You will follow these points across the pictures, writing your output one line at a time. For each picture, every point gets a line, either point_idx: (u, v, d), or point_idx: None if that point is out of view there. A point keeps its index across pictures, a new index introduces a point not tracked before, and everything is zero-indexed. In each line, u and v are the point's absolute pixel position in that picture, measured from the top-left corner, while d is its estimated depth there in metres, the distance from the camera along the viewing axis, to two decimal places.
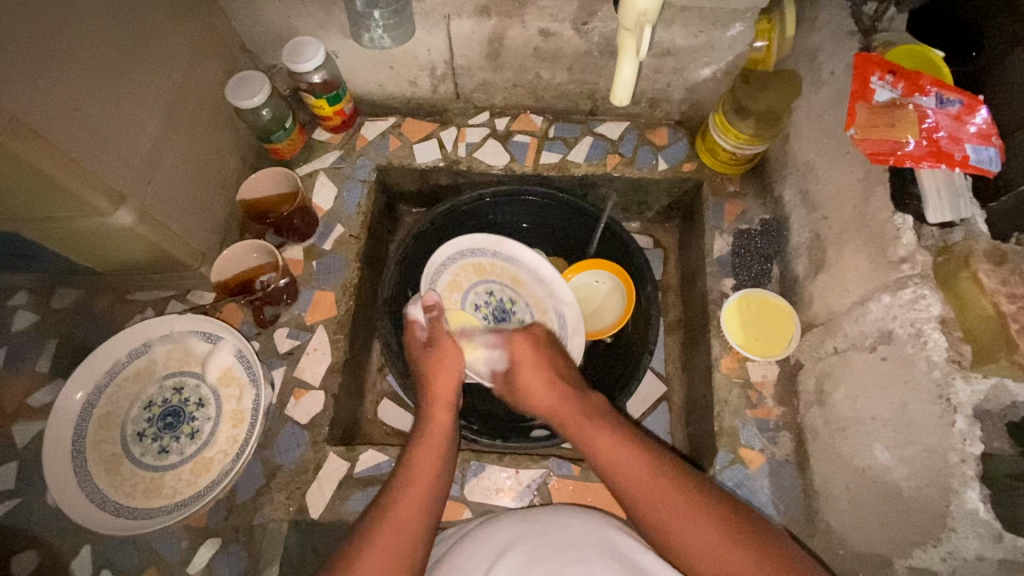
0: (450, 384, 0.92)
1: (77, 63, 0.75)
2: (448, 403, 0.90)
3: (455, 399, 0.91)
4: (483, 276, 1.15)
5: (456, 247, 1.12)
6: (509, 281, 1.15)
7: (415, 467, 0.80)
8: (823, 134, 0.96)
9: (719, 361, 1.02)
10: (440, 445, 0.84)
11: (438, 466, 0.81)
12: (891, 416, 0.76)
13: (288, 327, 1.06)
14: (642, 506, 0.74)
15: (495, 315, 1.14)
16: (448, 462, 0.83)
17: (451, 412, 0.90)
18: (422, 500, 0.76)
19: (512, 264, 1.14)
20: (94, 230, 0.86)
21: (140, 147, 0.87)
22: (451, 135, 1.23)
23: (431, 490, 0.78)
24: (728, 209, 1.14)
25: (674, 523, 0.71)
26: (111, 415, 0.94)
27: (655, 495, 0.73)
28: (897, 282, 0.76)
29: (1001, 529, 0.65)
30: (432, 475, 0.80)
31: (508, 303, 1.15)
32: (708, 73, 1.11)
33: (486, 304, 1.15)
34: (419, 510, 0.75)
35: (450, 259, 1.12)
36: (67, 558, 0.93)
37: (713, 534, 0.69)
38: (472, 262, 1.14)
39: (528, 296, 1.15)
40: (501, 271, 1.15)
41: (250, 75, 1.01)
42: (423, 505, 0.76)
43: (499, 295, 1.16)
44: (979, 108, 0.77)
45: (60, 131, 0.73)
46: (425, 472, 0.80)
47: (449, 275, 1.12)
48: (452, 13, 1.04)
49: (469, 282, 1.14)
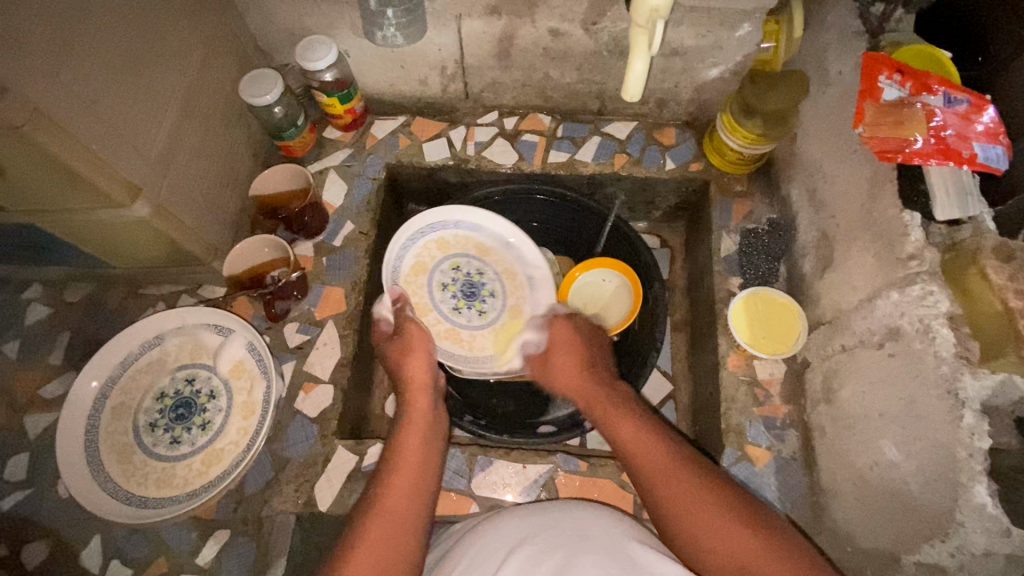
0: (424, 369, 0.93)
1: (96, 57, 0.76)
2: (424, 387, 0.91)
3: (428, 381, 0.92)
4: (447, 252, 1.16)
5: (411, 229, 1.12)
6: (474, 252, 1.16)
7: (400, 454, 0.81)
8: (830, 134, 0.97)
9: (726, 359, 1.03)
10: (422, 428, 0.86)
11: (424, 451, 0.83)
12: (898, 412, 0.77)
13: (299, 322, 1.07)
14: (651, 483, 0.75)
15: (464, 292, 1.14)
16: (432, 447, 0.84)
17: (429, 395, 0.91)
18: (409, 486, 0.77)
19: (474, 233, 1.16)
20: (111, 222, 0.88)
21: (157, 141, 0.89)
22: (460, 134, 1.24)
23: (422, 476, 0.79)
24: (736, 209, 1.14)
25: (676, 496, 0.72)
26: (124, 405, 0.95)
27: (657, 469, 0.75)
28: (905, 279, 0.77)
29: (1009, 524, 0.64)
30: (417, 460, 0.81)
31: (476, 277, 1.15)
32: (716, 73, 1.13)
33: (454, 281, 1.15)
34: (410, 496, 0.76)
35: (410, 245, 1.13)
36: (77, 548, 0.94)
37: (709, 507, 0.70)
38: (433, 239, 1.15)
39: (496, 267, 1.16)
40: (464, 243, 1.16)
41: (264, 73, 1.02)
42: (414, 489, 0.77)
43: (465, 270, 1.16)
44: (986, 108, 0.77)
45: (79, 122, 0.74)
46: (410, 458, 0.81)
47: (410, 258, 1.13)
48: (464, 13, 1.05)
49: (434, 261, 1.15)
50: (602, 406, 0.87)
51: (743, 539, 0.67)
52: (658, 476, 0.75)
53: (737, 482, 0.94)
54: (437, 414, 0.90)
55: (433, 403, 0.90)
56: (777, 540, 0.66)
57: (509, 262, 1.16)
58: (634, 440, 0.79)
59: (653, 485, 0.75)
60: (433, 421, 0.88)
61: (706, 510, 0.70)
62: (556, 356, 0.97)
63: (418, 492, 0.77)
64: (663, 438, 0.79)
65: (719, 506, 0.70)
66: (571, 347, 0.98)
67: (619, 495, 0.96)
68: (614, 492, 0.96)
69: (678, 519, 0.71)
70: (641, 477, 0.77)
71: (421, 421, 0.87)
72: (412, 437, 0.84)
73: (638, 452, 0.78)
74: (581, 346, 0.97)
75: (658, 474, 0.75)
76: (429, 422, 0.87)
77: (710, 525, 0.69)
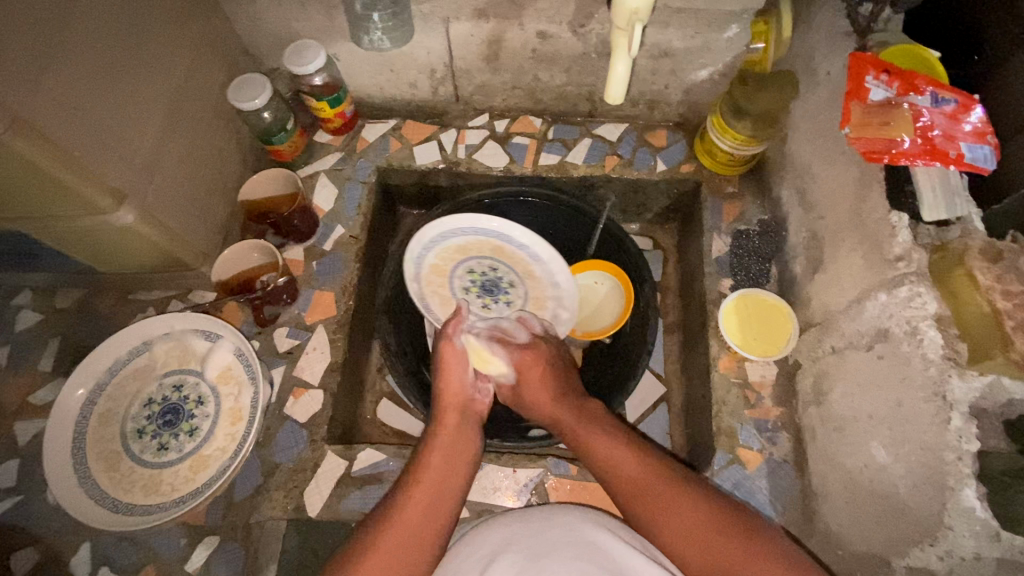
0: (458, 389, 0.90)
1: (78, 64, 0.76)
2: (457, 403, 0.88)
3: (462, 401, 0.89)
4: (495, 254, 1.13)
5: (473, 223, 1.09)
6: (519, 273, 1.13)
7: (425, 467, 0.79)
8: (819, 135, 0.96)
9: (717, 361, 1.02)
10: (449, 445, 0.83)
11: (449, 472, 0.80)
12: (887, 414, 0.76)
13: (288, 327, 1.07)
14: (632, 501, 0.74)
15: (485, 288, 1.14)
16: (455, 461, 0.81)
17: (466, 414, 0.88)
18: (428, 505, 0.75)
19: (530, 260, 1.12)
20: (97, 229, 0.87)
21: (142, 147, 0.88)
22: (451, 137, 1.24)
23: (442, 494, 0.77)
24: (726, 209, 1.14)
25: (661, 511, 0.71)
26: (111, 412, 0.95)
27: (643, 489, 0.74)
28: (893, 280, 0.76)
29: (998, 527, 0.64)
30: (445, 479, 0.78)
31: (501, 279, 1.14)
32: (706, 74, 1.13)
33: (481, 275, 1.14)
34: (429, 518, 0.74)
35: (446, 240, 1.11)
36: (66, 555, 0.93)
37: (692, 523, 0.69)
38: (486, 240, 1.12)
39: (529, 290, 1.14)
40: (513, 260, 1.13)
41: (251, 78, 1.02)
42: (433, 508, 0.75)
43: (499, 274, 1.14)
44: (974, 107, 0.77)
45: (61, 128, 0.74)
46: (436, 476, 0.78)
47: (457, 240, 1.12)
48: (451, 16, 1.05)
49: (477, 254, 1.13)
50: (580, 426, 0.84)
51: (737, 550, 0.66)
52: (639, 495, 0.74)
53: (728, 486, 0.94)
54: (467, 432, 0.86)
55: (466, 420, 0.87)
56: (768, 548, 0.66)
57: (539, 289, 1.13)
58: (621, 463, 0.77)
59: (637, 502, 0.74)
60: (467, 438, 0.85)
61: (697, 527, 0.69)
62: (527, 381, 0.92)
63: (439, 511, 0.75)
64: (636, 452, 0.78)
65: (706, 520, 0.69)
66: (535, 375, 0.92)
67: (608, 500, 0.95)
68: (604, 496, 0.95)
69: (664, 534, 0.70)
70: (627, 500, 0.75)
71: (451, 435, 0.84)
72: (438, 454, 0.81)
73: (616, 474, 0.77)
74: (546, 374, 0.92)
75: (638, 495, 0.74)
76: (457, 440, 0.84)
77: (694, 538, 0.68)
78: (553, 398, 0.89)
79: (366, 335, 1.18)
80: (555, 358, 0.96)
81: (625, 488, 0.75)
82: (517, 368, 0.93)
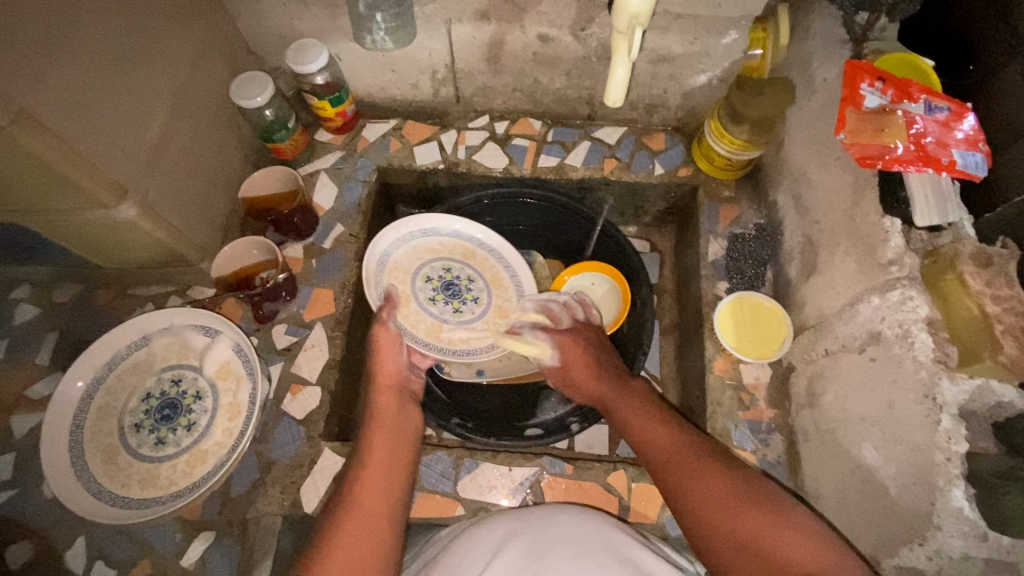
0: (395, 368, 0.92)
1: (84, 59, 0.77)
2: (393, 385, 0.90)
3: (398, 380, 0.91)
4: (490, 284, 1.13)
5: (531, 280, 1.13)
6: (493, 310, 1.11)
7: (373, 444, 0.81)
8: (815, 140, 0.98)
9: (712, 363, 1.03)
10: (392, 425, 0.84)
11: (394, 448, 0.81)
12: (878, 415, 0.77)
13: (287, 324, 1.08)
14: (665, 468, 0.75)
15: (446, 287, 1.11)
16: (402, 439, 0.83)
17: (398, 389, 0.90)
18: (382, 483, 0.76)
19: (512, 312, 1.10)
20: (98, 223, 0.88)
21: (145, 143, 0.89)
22: (451, 137, 1.25)
23: (391, 469, 0.78)
24: (723, 213, 1.15)
25: (688, 481, 0.71)
26: (109, 406, 0.95)
27: (674, 459, 0.74)
28: (886, 284, 0.77)
29: (987, 527, 0.65)
30: (388, 456, 0.79)
31: (467, 296, 1.12)
32: (704, 79, 1.14)
33: (456, 276, 1.13)
34: (377, 492, 0.74)
35: (480, 241, 1.14)
36: (61, 549, 0.93)
37: (718, 490, 0.69)
38: (503, 278, 1.14)
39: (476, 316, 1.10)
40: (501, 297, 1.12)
41: (254, 75, 1.03)
42: (384, 484, 0.76)
43: (471, 291, 1.12)
44: (967, 115, 0.77)
45: (65, 123, 0.74)
46: (379, 456, 0.79)
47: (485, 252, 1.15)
48: (454, 18, 1.06)
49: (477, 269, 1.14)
50: (618, 399, 0.87)
51: (759, 523, 0.65)
52: (676, 460, 0.74)
53: None
54: (407, 408, 0.88)
55: (402, 398, 0.89)
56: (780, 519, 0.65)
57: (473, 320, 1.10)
58: (656, 434, 0.79)
59: (672, 467, 0.74)
60: (405, 415, 0.87)
61: (720, 497, 0.68)
62: (572, 363, 0.93)
63: (389, 489, 0.76)
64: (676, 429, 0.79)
65: (733, 495, 0.68)
66: (579, 358, 0.93)
67: (604, 498, 0.96)
68: (600, 495, 0.96)
69: (689, 507, 0.70)
70: (660, 468, 0.75)
71: (391, 415, 0.86)
72: (383, 433, 0.82)
73: (654, 444, 0.77)
74: (592, 356, 0.93)
75: (671, 461, 0.74)
76: (401, 418, 0.86)
77: (726, 509, 0.67)
78: (594, 375, 0.91)
79: (365, 333, 1.19)
80: (599, 343, 0.97)
81: (662, 456, 0.76)
82: (561, 349, 0.95)
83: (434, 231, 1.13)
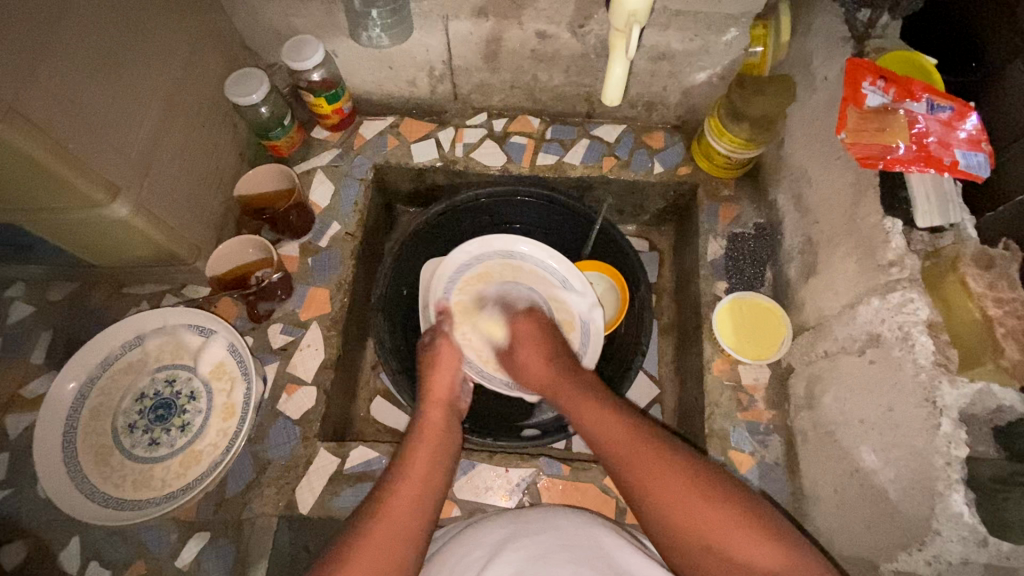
0: (445, 386, 0.94)
1: (74, 56, 0.76)
2: (443, 401, 0.92)
3: (446, 397, 0.93)
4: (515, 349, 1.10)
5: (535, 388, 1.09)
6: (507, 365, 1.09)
7: (417, 449, 0.82)
8: (816, 139, 0.97)
9: (711, 363, 1.02)
10: (438, 438, 0.85)
11: (437, 461, 0.82)
12: (877, 419, 0.77)
13: (282, 323, 1.07)
14: (622, 468, 0.75)
15: None
16: (445, 450, 0.84)
17: (448, 408, 0.92)
18: (417, 491, 0.76)
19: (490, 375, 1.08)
20: (91, 222, 0.87)
21: (137, 140, 0.88)
22: (448, 135, 1.24)
23: (431, 477, 0.79)
24: (722, 212, 1.14)
25: (640, 471, 0.73)
26: (103, 406, 0.95)
27: (628, 450, 0.75)
28: (886, 285, 0.77)
29: (986, 532, 0.64)
30: (429, 467, 0.80)
31: None
32: (704, 77, 1.13)
33: None
34: (414, 502, 0.75)
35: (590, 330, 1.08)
36: (56, 550, 0.93)
37: (677, 489, 0.69)
38: None
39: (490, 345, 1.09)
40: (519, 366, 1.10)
41: (250, 72, 1.02)
42: (422, 495, 0.76)
43: None
44: (970, 114, 0.76)
45: (56, 121, 0.73)
46: (420, 466, 0.80)
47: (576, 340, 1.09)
48: (450, 14, 1.05)
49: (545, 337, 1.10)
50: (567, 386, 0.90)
51: (719, 518, 0.66)
52: (630, 461, 0.74)
53: None
54: (453, 428, 0.89)
55: (450, 417, 0.91)
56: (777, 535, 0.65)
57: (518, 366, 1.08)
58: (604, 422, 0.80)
59: (631, 471, 0.74)
60: (450, 434, 0.87)
61: (668, 482, 0.70)
62: (522, 349, 0.98)
63: (426, 496, 0.76)
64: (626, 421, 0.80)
65: (685, 482, 0.70)
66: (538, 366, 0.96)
67: (600, 500, 0.95)
68: (596, 496, 0.96)
69: (644, 493, 0.72)
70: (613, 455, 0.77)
71: (436, 430, 0.86)
72: (426, 444, 0.83)
73: (606, 440, 0.78)
74: (546, 346, 0.97)
75: (626, 460, 0.75)
76: (446, 435, 0.87)
77: (676, 498, 0.69)
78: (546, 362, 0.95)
79: (361, 331, 1.18)
80: (551, 330, 1.01)
81: (616, 456, 0.76)
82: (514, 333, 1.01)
83: (549, 277, 1.10)
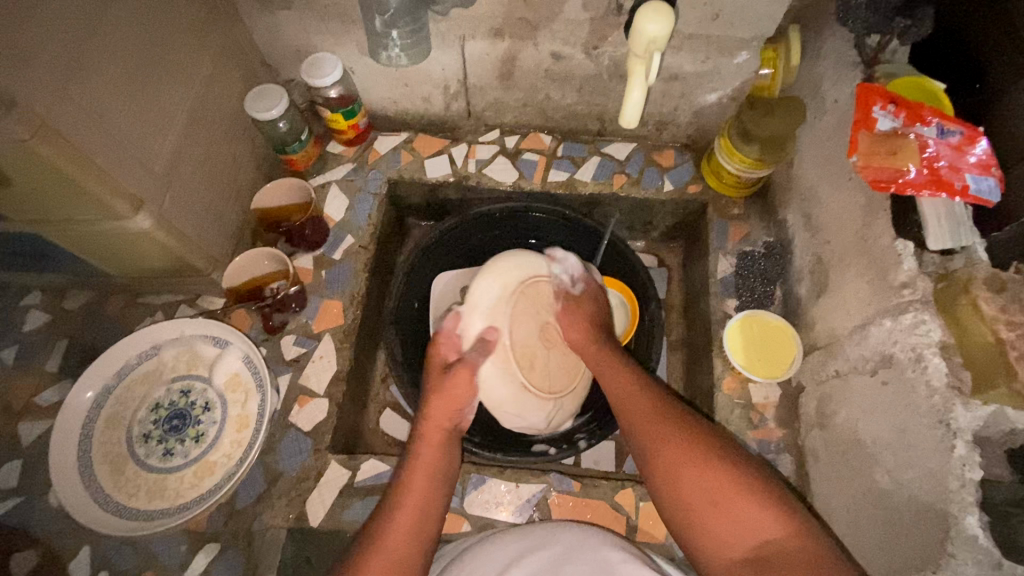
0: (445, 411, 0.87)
1: (105, 73, 0.78)
2: (444, 426, 0.86)
3: (449, 423, 0.86)
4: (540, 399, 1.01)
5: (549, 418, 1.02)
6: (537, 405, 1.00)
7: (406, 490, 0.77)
8: (826, 161, 0.98)
9: (721, 381, 1.03)
10: (435, 465, 0.81)
11: (434, 486, 0.79)
12: (891, 439, 0.77)
13: (296, 335, 1.08)
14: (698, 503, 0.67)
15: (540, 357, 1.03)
16: (442, 478, 0.81)
17: (447, 435, 0.85)
18: (414, 524, 0.74)
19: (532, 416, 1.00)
20: (114, 234, 0.88)
21: (161, 154, 0.90)
22: (461, 151, 1.26)
23: (424, 514, 0.76)
24: (732, 231, 1.15)
25: (653, 439, 0.74)
26: (118, 416, 0.96)
27: (649, 429, 0.75)
28: (899, 306, 0.77)
29: (1000, 555, 0.63)
30: (425, 499, 0.77)
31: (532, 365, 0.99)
32: (714, 98, 1.15)
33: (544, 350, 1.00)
34: (411, 536, 0.73)
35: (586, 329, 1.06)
36: (66, 559, 0.93)
37: (740, 504, 0.65)
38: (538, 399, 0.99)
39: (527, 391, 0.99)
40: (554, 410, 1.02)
41: (269, 88, 1.04)
42: (418, 528, 0.74)
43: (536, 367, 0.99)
44: (979, 139, 0.77)
45: (85, 135, 0.75)
46: (415, 495, 0.77)
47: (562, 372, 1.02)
48: (467, 35, 1.07)
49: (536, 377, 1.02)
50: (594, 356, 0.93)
51: (748, 507, 0.65)
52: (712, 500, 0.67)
53: None
54: (449, 453, 0.84)
55: (451, 444, 0.85)
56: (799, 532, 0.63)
57: (501, 400, 0.97)
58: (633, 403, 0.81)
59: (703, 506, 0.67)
60: (447, 460, 0.83)
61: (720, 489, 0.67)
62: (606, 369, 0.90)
63: (421, 533, 0.74)
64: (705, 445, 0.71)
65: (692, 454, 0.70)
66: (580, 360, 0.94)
67: (611, 517, 0.95)
68: (606, 513, 0.96)
69: (690, 499, 0.68)
70: (631, 429, 0.79)
71: (435, 457, 0.82)
72: (422, 472, 0.80)
73: (679, 472, 0.70)
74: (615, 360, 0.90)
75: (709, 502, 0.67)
76: (444, 461, 0.82)
77: (684, 470, 0.70)
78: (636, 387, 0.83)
79: (372, 344, 1.18)
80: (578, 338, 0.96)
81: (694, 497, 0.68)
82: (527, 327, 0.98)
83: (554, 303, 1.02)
